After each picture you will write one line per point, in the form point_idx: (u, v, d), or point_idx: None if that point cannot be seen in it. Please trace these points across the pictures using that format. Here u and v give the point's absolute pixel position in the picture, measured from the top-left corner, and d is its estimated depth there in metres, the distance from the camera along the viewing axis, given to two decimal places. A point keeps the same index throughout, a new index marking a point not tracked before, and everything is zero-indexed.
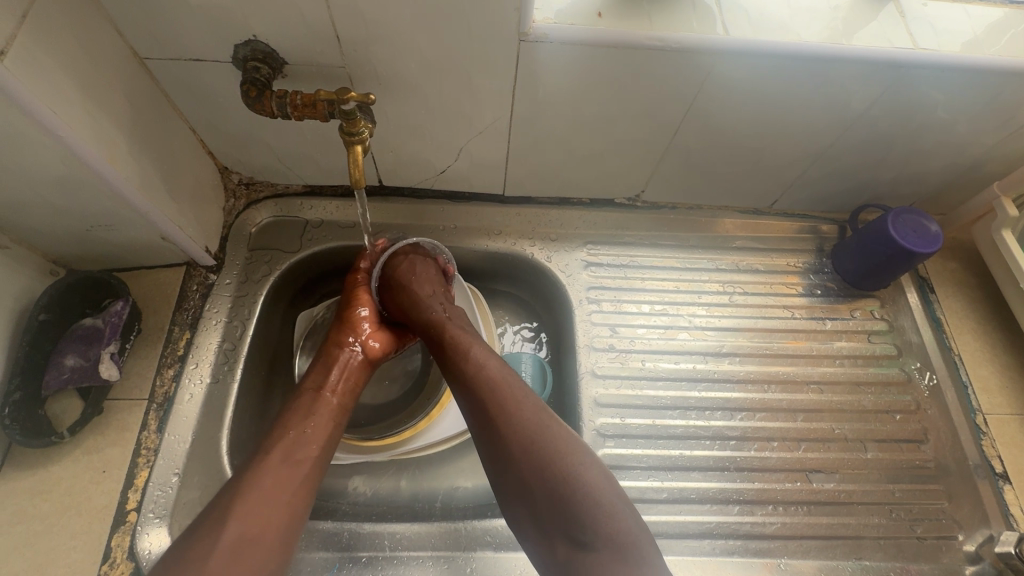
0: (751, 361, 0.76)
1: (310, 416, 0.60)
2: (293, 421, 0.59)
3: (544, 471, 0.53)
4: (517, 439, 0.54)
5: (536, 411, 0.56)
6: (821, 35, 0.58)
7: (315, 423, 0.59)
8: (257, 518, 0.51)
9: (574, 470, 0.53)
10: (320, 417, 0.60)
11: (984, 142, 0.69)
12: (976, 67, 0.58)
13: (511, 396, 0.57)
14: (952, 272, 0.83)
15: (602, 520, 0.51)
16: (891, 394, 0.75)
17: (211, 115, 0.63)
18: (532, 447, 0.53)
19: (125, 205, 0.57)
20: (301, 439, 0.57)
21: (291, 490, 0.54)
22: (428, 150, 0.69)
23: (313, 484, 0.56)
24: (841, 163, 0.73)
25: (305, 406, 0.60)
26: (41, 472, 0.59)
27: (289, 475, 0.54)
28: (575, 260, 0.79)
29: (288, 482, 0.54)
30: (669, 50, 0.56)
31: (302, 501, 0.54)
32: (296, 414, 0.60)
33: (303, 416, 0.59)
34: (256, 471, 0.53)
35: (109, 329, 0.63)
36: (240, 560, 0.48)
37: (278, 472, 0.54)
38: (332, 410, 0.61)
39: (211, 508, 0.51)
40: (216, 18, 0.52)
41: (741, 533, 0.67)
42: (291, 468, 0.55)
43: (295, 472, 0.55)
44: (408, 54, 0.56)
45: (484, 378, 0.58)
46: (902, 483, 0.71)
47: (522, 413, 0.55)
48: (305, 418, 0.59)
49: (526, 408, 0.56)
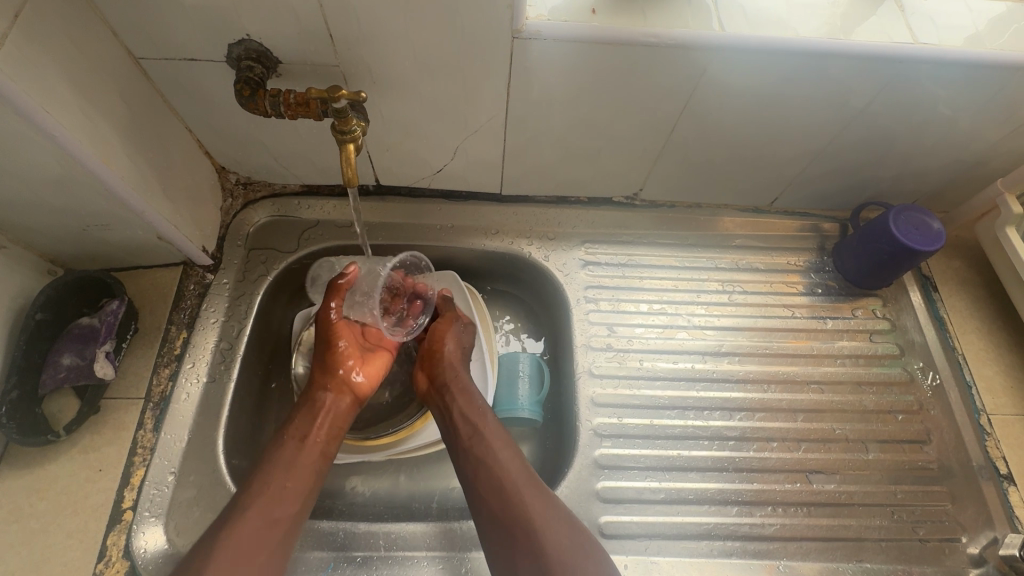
0: (751, 361, 0.75)
1: (291, 460, 0.58)
2: (271, 475, 0.57)
3: (539, 556, 0.54)
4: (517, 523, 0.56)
5: (538, 499, 0.57)
6: (819, 30, 0.57)
7: (297, 474, 0.58)
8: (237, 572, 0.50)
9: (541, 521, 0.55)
10: (300, 460, 0.59)
11: (987, 138, 0.68)
12: (976, 62, 0.57)
13: (517, 476, 0.59)
14: (956, 270, 0.82)
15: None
16: (893, 394, 0.75)
17: (207, 115, 0.63)
18: (501, 489, 0.58)
19: (120, 204, 0.57)
20: (280, 490, 0.56)
21: (269, 549, 0.53)
22: (423, 149, 0.69)
23: (290, 541, 0.55)
24: (841, 160, 0.72)
25: (283, 449, 0.59)
26: (38, 470, 0.60)
27: (267, 534, 0.53)
28: (573, 259, 0.79)
29: (265, 543, 0.53)
30: (663, 46, 0.55)
31: (279, 561, 0.54)
32: (276, 461, 0.58)
33: (282, 463, 0.58)
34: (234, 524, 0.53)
35: (105, 328, 0.64)
36: None
37: (257, 531, 0.53)
38: (311, 456, 0.60)
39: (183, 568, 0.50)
40: (209, 18, 0.52)
41: (739, 534, 0.66)
42: (269, 531, 0.54)
43: (273, 532, 0.54)
44: (401, 52, 0.56)
45: (493, 459, 0.60)
46: (904, 484, 0.70)
47: (524, 499, 0.57)
48: (286, 472, 0.57)
49: (530, 493, 0.58)
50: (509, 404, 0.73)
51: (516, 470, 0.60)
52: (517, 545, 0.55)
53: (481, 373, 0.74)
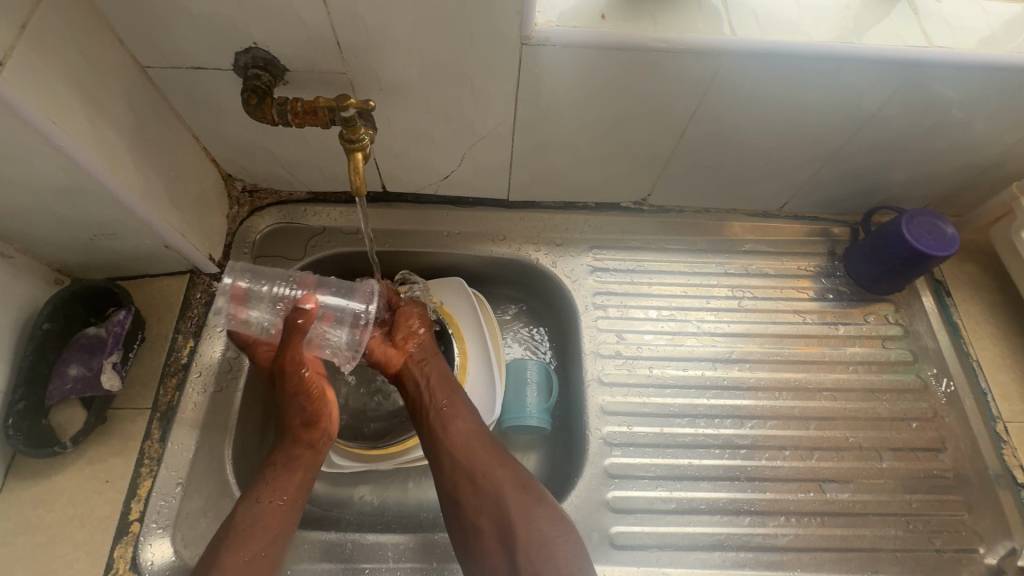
0: (762, 368, 0.74)
1: (258, 531, 0.56)
2: (236, 554, 0.54)
3: (503, 506, 0.58)
4: (481, 476, 0.60)
5: (501, 455, 0.61)
6: (831, 34, 0.56)
7: (261, 543, 0.55)
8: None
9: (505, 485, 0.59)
10: (268, 529, 0.56)
11: (1002, 142, 0.67)
12: (991, 65, 0.56)
13: (483, 434, 0.62)
14: (969, 275, 0.81)
15: (555, 551, 0.56)
16: (907, 401, 0.73)
17: (214, 123, 0.63)
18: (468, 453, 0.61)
19: (127, 214, 0.57)
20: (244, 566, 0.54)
21: None
22: (431, 156, 0.69)
23: None
24: (853, 164, 0.71)
25: (249, 518, 0.56)
26: (45, 481, 0.59)
27: None
28: (580, 266, 0.78)
29: None
30: (674, 52, 0.55)
31: None
32: (240, 535, 0.55)
33: (247, 538, 0.55)
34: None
35: (112, 338, 0.63)
36: None
37: None
38: (278, 523, 0.57)
39: None
40: (217, 27, 0.52)
41: (752, 545, 0.65)
42: None
43: None
44: (409, 59, 0.55)
45: (461, 417, 0.63)
46: (919, 494, 0.69)
47: (488, 455, 0.61)
48: (249, 542, 0.55)
49: (495, 451, 0.61)
50: (518, 411, 0.72)
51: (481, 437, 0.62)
52: (481, 495, 0.59)
53: (489, 380, 0.72)
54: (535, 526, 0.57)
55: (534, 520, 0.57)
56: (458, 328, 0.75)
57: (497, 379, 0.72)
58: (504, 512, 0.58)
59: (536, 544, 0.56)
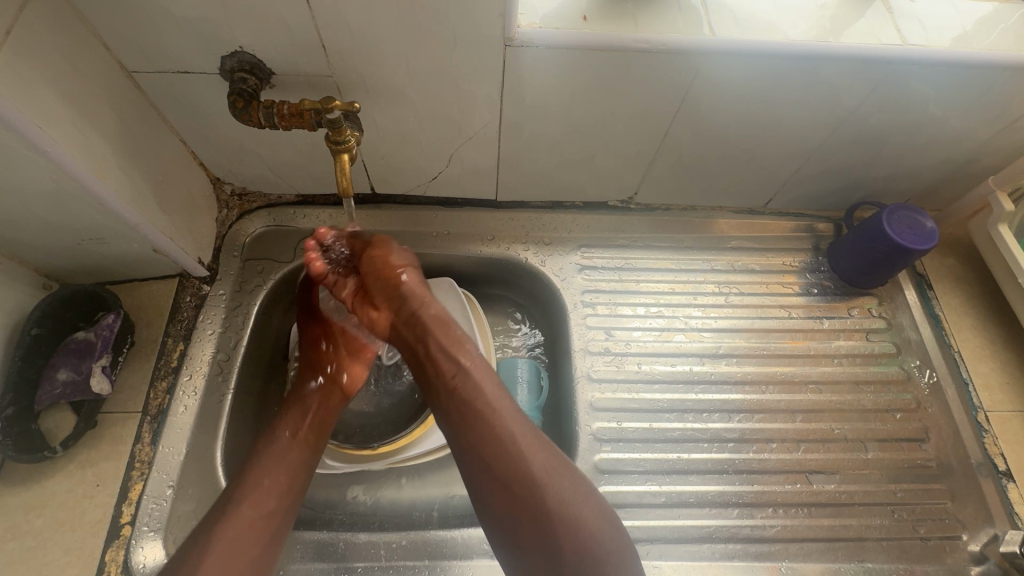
0: (749, 362, 0.75)
1: (275, 466, 0.59)
2: (256, 485, 0.57)
3: (534, 486, 0.54)
4: (516, 465, 0.55)
5: (536, 440, 0.57)
6: (808, 34, 0.57)
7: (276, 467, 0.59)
8: (215, 566, 0.52)
9: (535, 461, 0.55)
10: (285, 464, 0.59)
11: (978, 137, 0.69)
12: (964, 62, 0.58)
13: (515, 417, 0.58)
14: (950, 267, 0.82)
15: (592, 536, 0.52)
16: (891, 393, 0.75)
17: (201, 127, 0.63)
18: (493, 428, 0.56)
19: (115, 218, 0.57)
20: (263, 493, 0.57)
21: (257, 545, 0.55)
22: (418, 157, 0.69)
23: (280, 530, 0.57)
24: (834, 160, 0.73)
25: (268, 452, 0.59)
26: (35, 487, 0.59)
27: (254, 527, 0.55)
28: (569, 264, 0.79)
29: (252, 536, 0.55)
30: (654, 51, 0.56)
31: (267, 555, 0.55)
32: (258, 466, 0.58)
33: (264, 470, 0.58)
34: (219, 524, 0.54)
35: (101, 342, 0.63)
36: None
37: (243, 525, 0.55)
38: (293, 459, 0.60)
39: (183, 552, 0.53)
40: (202, 31, 0.52)
41: (740, 537, 0.66)
42: (255, 525, 0.55)
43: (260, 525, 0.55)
44: (394, 61, 0.56)
45: (480, 385, 0.59)
46: (904, 483, 0.70)
47: (523, 445, 0.56)
48: (267, 468, 0.58)
49: (520, 423, 0.57)
50: None
51: (507, 410, 0.58)
52: (514, 486, 0.54)
53: None
54: (569, 508, 0.53)
55: (567, 499, 0.53)
56: None
57: None
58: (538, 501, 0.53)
59: (575, 535, 0.52)
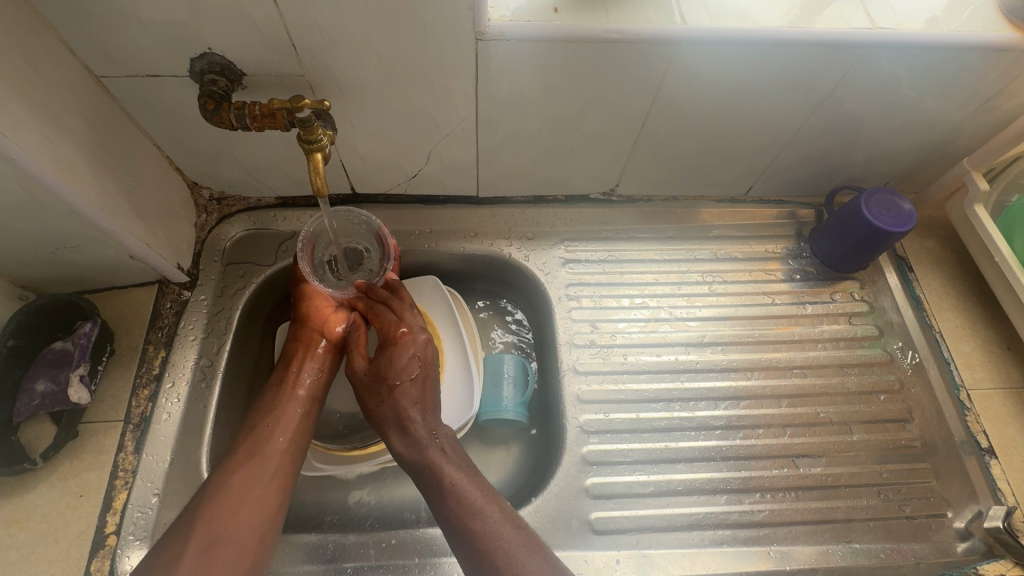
0: (734, 350, 0.76)
1: (281, 429, 0.61)
2: (263, 440, 0.60)
3: (486, 543, 0.52)
4: (470, 527, 0.54)
5: (489, 500, 0.56)
6: (781, 19, 0.58)
7: (279, 416, 0.62)
8: (226, 518, 0.54)
9: (486, 520, 0.54)
10: (288, 431, 0.61)
11: (951, 119, 0.69)
12: (936, 43, 0.58)
13: (453, 461, 0.59)
14: (929, 249, 0.83)
15: None
16: (875, 375, 0.75)
17: (175, 130, 0.63)
18: (446, 491, 0.56)
19: (87, 223, 0.56)
20: (266, 442, 0.60)
21: (259, 494, 0.56)
22: (396, 155, 0.69)
23: (283, 478, 0.59)
24: (811, 147, 0.73)
25: (272, 416, 0.62)
26: (17, 500, 0.59)
27: (257, 471, 0.57)
28: (553, 258, 0.79)
29: (255, 478, 0.57)
30: (626, 41, 0.55)
31: (270, 504, 0.57)
32: (264, 430, 0.60)
33: (269, 435, 0.60)
34: (231, 476, 0.56)
35: (79, 351, 0.63)
36: (211, 562, 0.52)
37: (246, 470, 0.57)
38: (301, 422, 0.63)
39: (186, 510, 0.55)
40: (170, 32, 0.51)
41: (729, 522, 0.66)
42: (258, 468, 0.58)
43: (264, 468, 0.58)
44: (366, 58, 0.56)
45: (438, 453, 0.59)
46: (889, 464, 0.71)
47: (475, 506, 0.55)
48: (270, 416, 0.61)
49: (475, 486, 0.57)
50: (494, 405, 0.72)
51: (459, 471, 0.58)
52: (470, 547, 0.53)
53: (467, 377, 0.72)
54: (520, 565, 0.51)
55: (520, 556, 0.51)
56: (436, 327, 0.75)
57: (474, 375, 0.72)
58: (491, 557, 0.52)
59: None
